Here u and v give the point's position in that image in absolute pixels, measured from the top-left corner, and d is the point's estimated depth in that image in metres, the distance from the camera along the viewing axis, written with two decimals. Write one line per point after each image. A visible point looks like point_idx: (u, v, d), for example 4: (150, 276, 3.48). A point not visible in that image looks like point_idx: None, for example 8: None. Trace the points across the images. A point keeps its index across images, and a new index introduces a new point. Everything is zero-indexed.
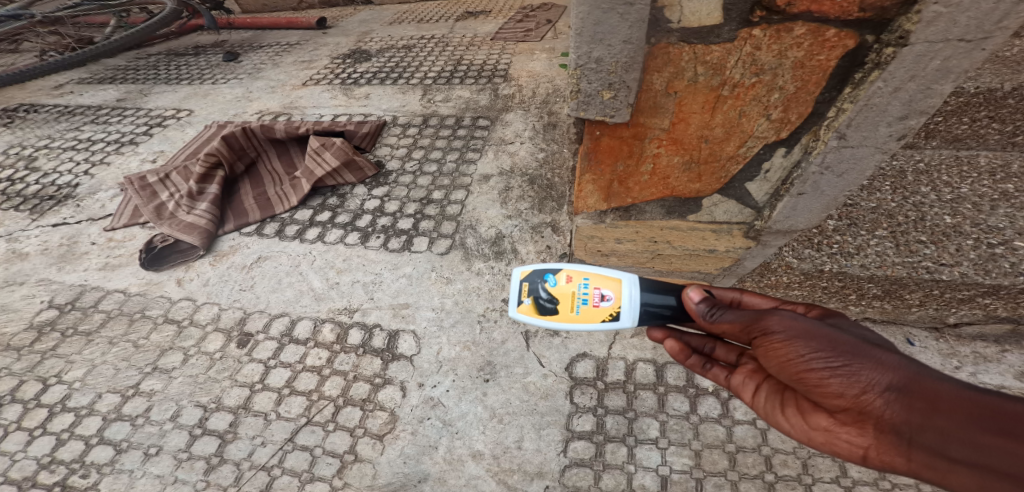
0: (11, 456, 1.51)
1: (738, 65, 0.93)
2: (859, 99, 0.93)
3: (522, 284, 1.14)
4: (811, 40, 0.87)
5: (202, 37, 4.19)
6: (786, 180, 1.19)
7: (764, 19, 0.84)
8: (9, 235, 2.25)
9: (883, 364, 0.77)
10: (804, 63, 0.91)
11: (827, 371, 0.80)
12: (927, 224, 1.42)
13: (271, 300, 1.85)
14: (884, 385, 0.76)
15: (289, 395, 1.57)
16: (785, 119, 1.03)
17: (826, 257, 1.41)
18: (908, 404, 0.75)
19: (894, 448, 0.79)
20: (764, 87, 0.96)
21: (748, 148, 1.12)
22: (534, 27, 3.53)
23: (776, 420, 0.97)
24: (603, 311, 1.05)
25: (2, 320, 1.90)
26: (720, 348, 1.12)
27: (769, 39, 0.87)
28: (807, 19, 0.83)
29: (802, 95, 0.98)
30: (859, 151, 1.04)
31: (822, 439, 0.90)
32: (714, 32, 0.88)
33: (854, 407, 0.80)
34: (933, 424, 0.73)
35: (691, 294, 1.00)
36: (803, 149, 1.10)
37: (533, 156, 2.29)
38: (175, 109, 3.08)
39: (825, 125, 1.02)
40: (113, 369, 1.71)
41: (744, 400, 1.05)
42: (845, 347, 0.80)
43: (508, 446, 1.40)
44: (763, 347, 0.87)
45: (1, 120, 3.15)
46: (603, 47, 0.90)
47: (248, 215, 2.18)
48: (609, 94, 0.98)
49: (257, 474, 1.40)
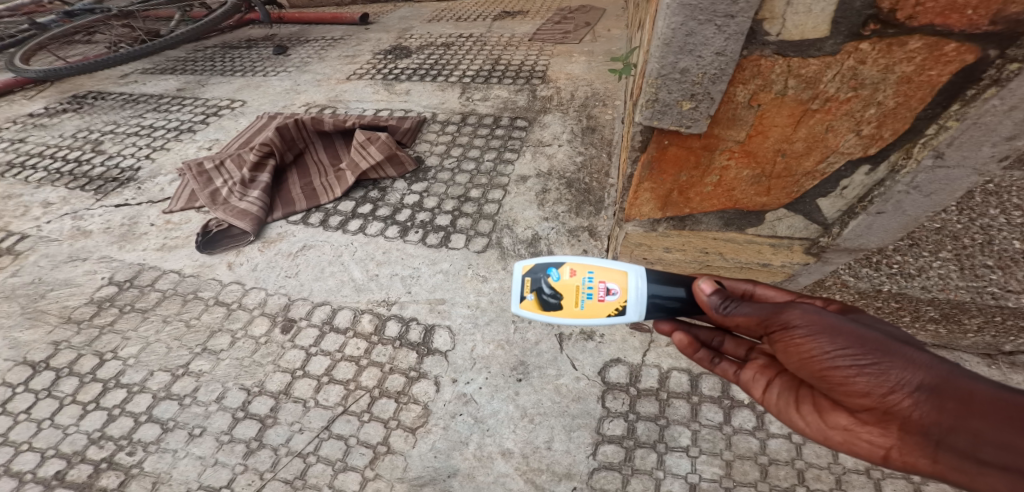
0: (64, 429, 1.60)
1: (835, 79, 0.91)
2: (968, 116, 0.91)
3: (525, 279, 1.13)
4: (925, 55, 0.84)
5: (254, 30, 4.37)
6: (864, 197, 1.17)
7: (877, 33, 0.82)
8: (74, 213, 2.42)
9: (914, 363, 0.79)
10: (911, 78, 0.88)
11: (854, 369, 0.82)
12: (995, 249, 1.32)
13: (314, 288, 1.92)
14: (914, 385, 0.78)
15: (327, 383, 1.63)
16: (877, 135, 1.01)
17: (885, 278, 1.39)
18: (939, 404, 0.76)
19: (918, 448, 0.81)
20: (860, 102, 0.95)
21: (829, 164, 1.11)
22: (573, 29, 3.53)
23: (790, 417, 1.01)
24: (609, 306, 1.06)
25: (66, 294, 2.03)
26: (729, 341, 1.17)
27: (877, 53, 0.85)
28: (927, 32, 0.81)
29: (902, 110, 0.95)
30: (955, 172, 1.02)
31: (841, 438, 0.93)
32: (815, 45, 0.87)
33: (879, 407, 0.82)
34: (965, 424, 0.74)
35: (702, 286, 0.99)
36: (890, 167, 1.07)
37: (571, 159, 2.30)
38: (229, 99, 3.23)
39: (921, 143, 1.00)
40: (166, 348, 1.80)
41: (755, 397, 1.09)
42: (874, 345, 0.81)
43: (538, 446, 1.43)
44: (787, 343, 0.89)
45: (71, 106, 3.40)
46: (691, 58, 0.94)
47: (295, 203, 2.28)
48: (688, 105, 1.01)
49: (293, 461, 1.46)
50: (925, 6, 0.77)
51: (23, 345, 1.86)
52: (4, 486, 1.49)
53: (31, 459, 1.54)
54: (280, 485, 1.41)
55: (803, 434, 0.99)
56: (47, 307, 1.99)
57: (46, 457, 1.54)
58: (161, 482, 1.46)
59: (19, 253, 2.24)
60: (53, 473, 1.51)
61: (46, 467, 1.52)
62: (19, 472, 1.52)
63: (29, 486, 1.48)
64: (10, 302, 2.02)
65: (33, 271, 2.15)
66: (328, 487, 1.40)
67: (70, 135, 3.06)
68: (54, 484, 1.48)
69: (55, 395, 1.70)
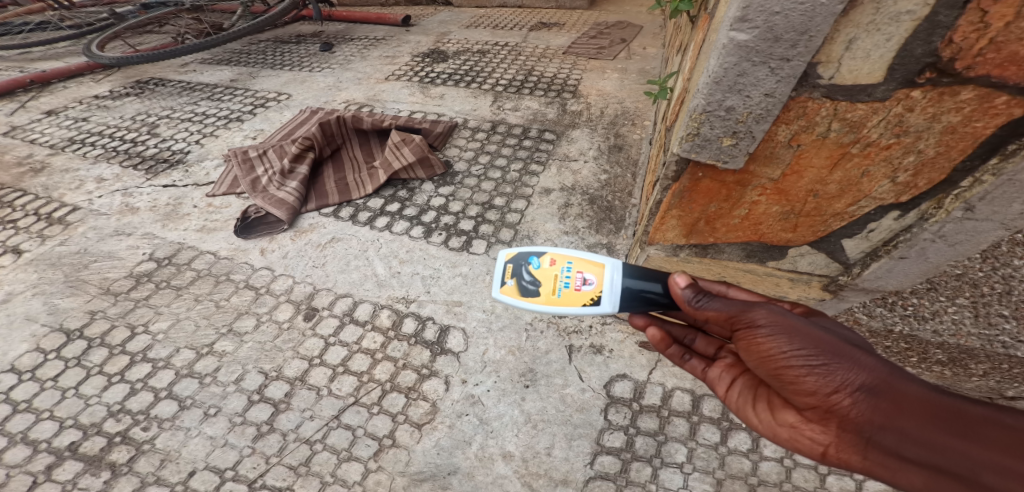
0: (88, 399, 1.72)
1: (880, 124, 0.93)
2: (1005, 172, 0.91)
3: (506, 265, 1.18)
4: (975, 106, 0.84)
5: (304, 27, 4.57)
6: (888, 241, 1.18)
7: (932, 81, 0.83)
8: (125, 190, 2.59)
9: (860, 364, 0.83)
10: (956, 128, 0.89)
11: (806, 369, 0.86)
12: (1016, 298, 1.28)
13: (339, 280, 2.01)
14: (857, 386, 0.82)
15: (342, 373, 1.71)
16: (912, 183, 1.02)
17: (898, 318, 1.40)
18: (876, 405, 0.81)
19: (853, 446, 0.86)
20: (902, 148, 0.96)
21: (860, 207, 1.12)
22: (608, 45, 3.58)
23: (747, 414, 1.06)
24: (584, 295, 1.10)
25: (108, 266, 2.17)
26: (700, 340, 1.22)
27: (927, 101, 0.86)
28: (981, 84, 0.81)
29: (942, 160, 0.95)
30: (982, 225, 1.02)
31: (787, 435, 0.98)
32: (866, 91, 0.89)
33: (823, 406, 0.87)
34: (895, 424, 0.80)
35: (677, 281, 1.03)
36: (919, 214, 1.08)
37: (595, 176, 2.35)
38: (276, 92, 3.38)
39: (954, 194, 1.00)
40: (194, 325, 1.91)
41: (717, 394, 1.15)
42: (827, 347, 0.85)
43: (539, 451, 1.48)
44: (746, 340, 0.93)
45: (134, 90, 3.64)
46: (739, 97, 0.96)
47: (328, 197, 2.39)
48: (729, 141, 1.04)
49: (300, 447, 1.54)
50: (986, 57, 0.77)
51: (62, 311, 2.00)
52: (19, 454, 1.60)
53: (49, 428, 1.65)
54: (285, 470, 1.49)
55: (754, 429, 1.05)
56: (89, 277, 2.13)
57: (63, 428, 1.65)
58: (169, 460, 1.55)
59: (70, 223, 2.41)
60: (67, 444, 1.61)
61: (62, 438, 1.62)
62: (34, 441, 1.62)
63: (43, 455, 1.59)
64: (57, 269, 2.18)
65: (80, 241, 2.30)
66: (331, 474, 1.47)
67: (130, 117, 3.27)
68: (66, 455, 1.58)
69: (83, 365, 1.82)
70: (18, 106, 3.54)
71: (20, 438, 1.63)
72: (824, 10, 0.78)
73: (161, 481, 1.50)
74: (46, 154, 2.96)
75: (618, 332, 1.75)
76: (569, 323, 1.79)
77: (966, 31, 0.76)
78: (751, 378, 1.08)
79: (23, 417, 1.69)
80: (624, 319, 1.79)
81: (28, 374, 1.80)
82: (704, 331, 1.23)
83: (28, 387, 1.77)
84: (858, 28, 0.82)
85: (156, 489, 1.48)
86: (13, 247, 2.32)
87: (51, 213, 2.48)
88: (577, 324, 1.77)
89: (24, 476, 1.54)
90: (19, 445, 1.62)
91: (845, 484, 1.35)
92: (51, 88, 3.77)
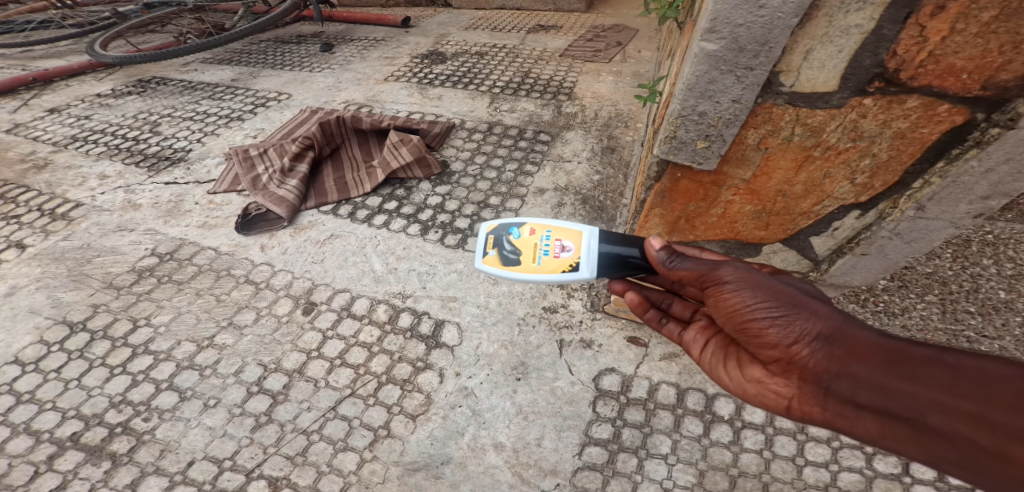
0: (90, 390, 1.77)
1: (838, 130, 1.00)
2: (950, 174, 1.00)
3: (489, 236, 1.23)
4: (920, 114, 0.93)
5: (305, 27, 4.63)
6: (852, 238, 1.26)
7: (881, 90, 0.92)
8: (127, 187, 2.64)
9: (817, 315, 0.89)
10: (905, 134, 0.98)
11: (768, 321, 0.93)
12: (979, 297, 1.50)
13: (337, 275, 2.07)
14: (814, 335, 0.88)
15: (339, 366, 1.76)
16: (869, 185, 1.11)
17: (870, 314, 1.51)
18: (831, 352, 0.87)
19: (813, 397, 0.91)
20: (858, 152, 1.04)
21: (824, 207, 1.20)
22: (603, 48, 3.65)
23: (718, 374, 1.13)
24: (564, 262, 1.14)
25: (111, 261, 2.22)
26: (677, 304, 1.30)
27: (878, 108, 0.95)
28: (924, 93, 0.90)
29: (894, 164, 1.04)
30: (933, 223, 1.10)
31: (754, 391, 1.04)
32: (824, 98, 0.96)
33: (785, 357, 0.93)
34: (848, 370, 0.85)
35: (652, 243, 1.07)
36: (878, 214, 1.17)
37: (588, 177, 2.41)
38: (277, 92, 3.43)
39: (907, 195, 1.09)
40: (195, 319, 1.96)
41: (692, 356, 1.22)
42: (786, 299, 0.92)
43: (529, 442, 1.53)
44: (715, 297, 0.99)
45: (136, 89, 3.69)
46: (710, 103, 1.02)
47: (328, 194, 2.44)
48: (703, 144, 1.09)
49: (297, 437, 1.59)
50: (927, 69, 0.86)
51: (65, 305, 2.05)
52: (21, 444, 1.64)
53: (51, 419, 1.69)
54: (282, 460, 1.54)
55: (726, 388, 1.11)
56: (93, 271, 2.18)
57: (65, 418, 1.69)
58: (169, 450, 1.59)
59: (73, 219, 2.46)
60: (69, 434, 1.65)
61: (64, 428, 1.67)
62: (36, 431, 1.67)
63: (45, 445, 1.63)
64: (60, 263, 2.22)
65: (84, 237, 2.35)
66: (328, 464, 1.52)
67: (132, 116, 3.32)
68: (68, 445, 1.63)
69: (86, 357, 1.87)
70: (21, 104, 3.58)
71: (22, 428, 1.68)
72: (782, 23, 0.85)
73: (161, 471, 1.55)
74: (49, 151, 3.01)
75: (608, 328, 1.81)
76: (560, 318, 1.85)
77: (908, 44, 0.85)
78: (723, 339, 1.16)
79: (25, 407, 1.74)
80: (613, 315, 1.85)
81: (32, 366, 1.85)
82: (680, 296, 1.31)
83: (31, 378, 1.81)
84: (814, 40, 0.89)
85: (156, 479, 1.53)
86: (17, 242, 2.37)
87: (54, 208, 2.53)
88: (568, 320, 1.83)
89: (26, 466, 1.59)
90: (21, 436, 1.66)
91: (821, 475, 1.40)
92: (53, 86, 3.82)
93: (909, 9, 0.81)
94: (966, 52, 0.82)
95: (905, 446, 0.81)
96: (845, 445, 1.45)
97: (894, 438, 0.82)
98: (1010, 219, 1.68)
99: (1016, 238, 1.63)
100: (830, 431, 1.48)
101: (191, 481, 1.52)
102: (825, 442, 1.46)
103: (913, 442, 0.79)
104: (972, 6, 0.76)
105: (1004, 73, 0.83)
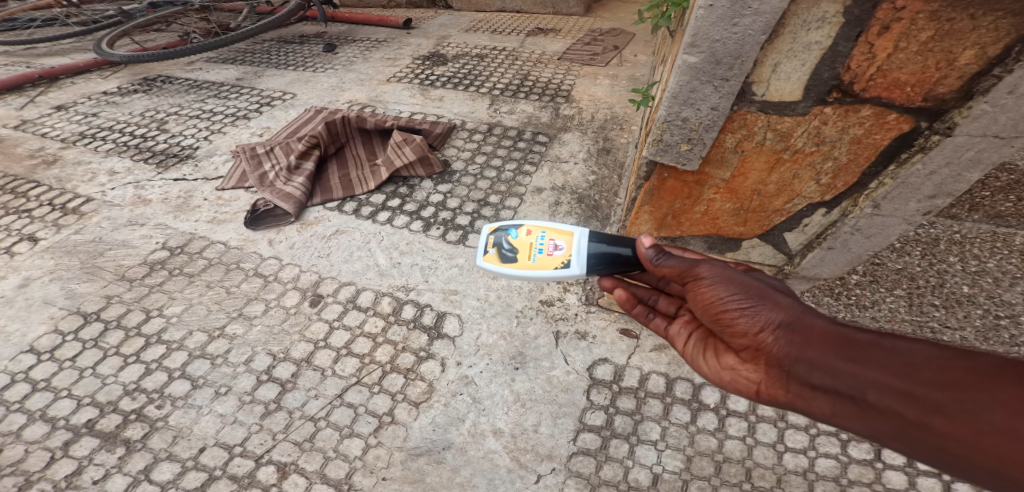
0: (105, 378, 1.84)
1: (804, 135, 1.10)
2: (900, 176, 1.10)
3: (489, 237, 1.33)
4: (872, 121, 1.03)
5: (308, 28, 4.72)
6: (820, 234, 1.37)
7: (838, 100, 1.02)
8: (137, 183, 2.72)
9: (780, 306, 0.99)
10: (861, 139, 1.08)
11: (738, 311, 1.01)
12: (944, 291, 1.61)
13: (343, 269, 2.16)
14: (778, 323, 0.97)
15: (345, 355, 1.85)
16: (832, 185, 1.21)
17: (843, 306, 1.62)
18: (792, 339, 0.95)
19: (777, 381, 0.98)
20: (821, 155, 1.14)
21: (794, 205, 1.30)
22: (601, 52, 3.75)
23: (698, 364, 1.20)
24: (556, 259, 1.24)
25: (123, 254, 2.30)
26: (662, 300, 1.38)
27: (837, 116, 1.05)
28: (875, 103, 1.00)
29: (853, 166, 1.15)
30: (889, 220, 1.21)
31: (728, 378, 1.11)
32: (790, 107, 1.06)
33: (754, 345, 1.01)
34: (806, 355, 0.93)
35: (643, 241, 1.15)
36: (842, 211, 1.27)
37: (584, 177, 2.51)
38: (282, 92, 3.52)
39: (865, 194, 1.20)
40: (206, 310, 2.05)
41: (675, 347, 1.29)
42: (755, 292, 1.01)
43: (526, 428, 1.63)
44: (694, 291, 1.08)
45: (142, 88, 3.76)
46: (691, 110, 1.11)
47: (333, 192, 2.53)
48: (686, 146, 1.19)
49: (305, 424, 1.67)
50: (876, 82, 0.96)
51: (79, 296, 2.12)
52: (37, 431, 1.70)
53: (67, 406, 1.77)
54: (290, 446, 1.62)
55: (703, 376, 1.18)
56: (105, 264, 2.26)
57: (80, 405, 1.77)
58: (181, 437, 1.67)
59: (84, 213, 2.53)
60: (84, 421, 1.72)
61: (79, 415, 1.74)
62: (52, 418, 1.74)
63: (61, 431, 1.70)
64: (72, 256, 2.30)
65: (95, 230, 2.43)
66: (334, 450, 1.60)
67: (139, 114, 3.39)
68: (83, 431, 1.69)
69: (100, 346, 1.94)
70: (27, 101, 3.64)
71: (38, 415, 1.75)
72: (752, 39, 0.95)
73: (173, 457, 1.62)
74: (58, 147, 3.08)
75: (601, 319, 1.91)
76: (556, 310, 1.95)
77: (859, 59, 0.95)
78: (703, 331, 1.23)
79: (42, 395, 1.80)
80: (607, 308, 1.95)
81: (47, 355, 1.92)
82: (665, 293, 1.39)
83: (46, 367, 1.88)
84: (780, 54, 0.99)
85: (168, 465, 1.60)
86: (30, 235, 2.44)
87: (66, 203, 2.60)
88: (564, 312, 1.93)
89: (42, 452, 1.65)
90: (37, 422, 1.73)
91: (799, 461, 1.50)
92: (59, 83, 3.88)
93: (860, 28, 0.91)
94: (909, 67, 0.92)
95: (853, 424, 0.88)
96: (822, 432, 1.55)
97: (843, 417, 0.89)
98: (975, 220, 1.80)
99: (981, 237, 1.74)
100: (808, 420, 1.58)
101: (203, 466, 1.60)
102: (804, 430, 1.56)
103: (859, 419, 0.86)
104: (911, 27, 0.87)
105: (942, 86, 0.94)
